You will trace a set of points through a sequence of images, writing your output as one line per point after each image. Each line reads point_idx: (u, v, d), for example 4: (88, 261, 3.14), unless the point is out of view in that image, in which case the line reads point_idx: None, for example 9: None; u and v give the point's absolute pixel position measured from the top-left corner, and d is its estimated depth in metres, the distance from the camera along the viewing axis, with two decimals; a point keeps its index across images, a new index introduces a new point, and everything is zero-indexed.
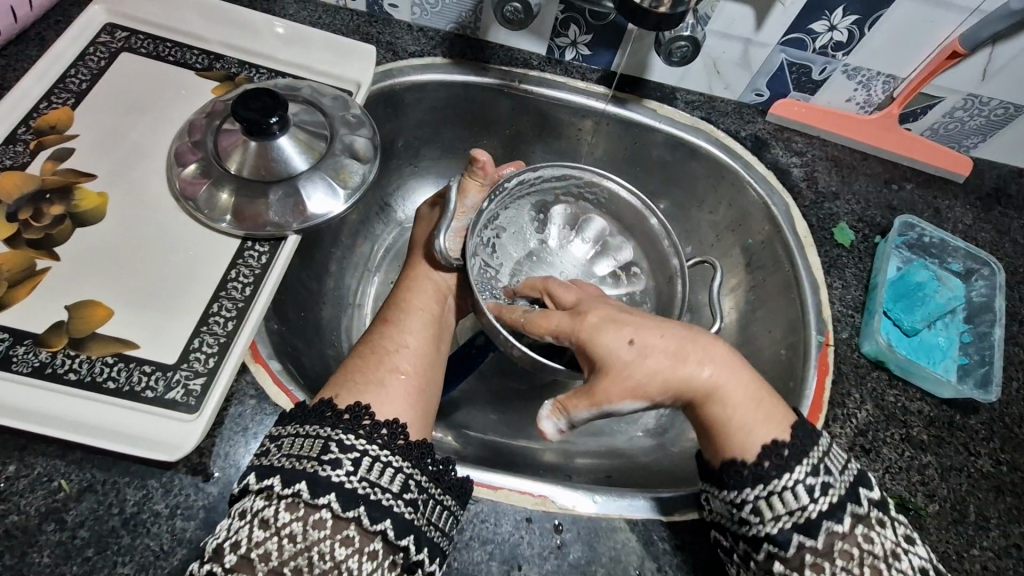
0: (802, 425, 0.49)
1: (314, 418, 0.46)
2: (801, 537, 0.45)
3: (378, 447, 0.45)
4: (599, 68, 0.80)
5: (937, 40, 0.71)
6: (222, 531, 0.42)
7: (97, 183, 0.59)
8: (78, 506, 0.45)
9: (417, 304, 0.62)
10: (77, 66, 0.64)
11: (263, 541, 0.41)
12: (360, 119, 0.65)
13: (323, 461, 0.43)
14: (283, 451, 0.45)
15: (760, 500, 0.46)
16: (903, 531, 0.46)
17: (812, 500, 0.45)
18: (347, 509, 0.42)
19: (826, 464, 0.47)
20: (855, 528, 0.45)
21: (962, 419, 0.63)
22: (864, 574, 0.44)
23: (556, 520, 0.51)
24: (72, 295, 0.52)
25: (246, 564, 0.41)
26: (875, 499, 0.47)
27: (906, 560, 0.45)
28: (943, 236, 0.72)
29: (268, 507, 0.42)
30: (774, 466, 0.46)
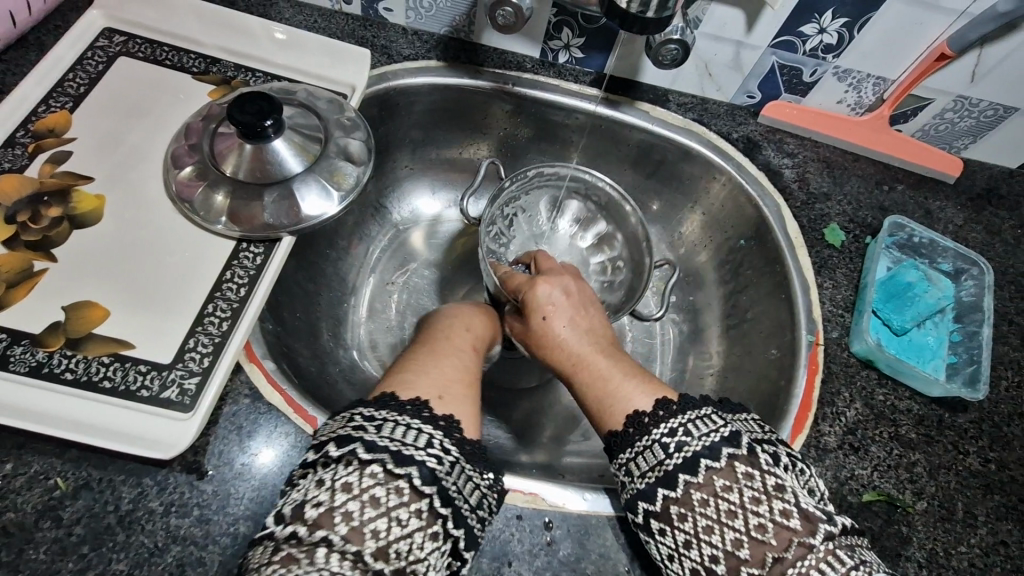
0: (685, 401, 0.52)
1: (412, 410, 0.47)
2: (664, 491, 0.48)
3: (467, 456, 0.46)
4: (592, 71, 0.81)
5: (926, 43, 0.71)
6: (301, 488, 0.43)
7: (95, 186, 0.59)
8: (74, 503, 0.46)
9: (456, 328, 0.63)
10: (75, 71, 0.65)
11: (373, 518, 0.41)
12: (354, 122, 0.66)
13: (430, 453, 0.44)
14: (385, 432, 0.44)
15: (631, 461, 0.50)
16: (772, 481, 0.46)
17: (668, 455, 0.48)
18: (443, 504, 0.43)
19: (688, 426, 0.49)
20: (710, 478, 0.47)
21: (950, 417, 0.64)
22: (718, 515, 0.46)
23: (546, 517, 0.52)
24: (69, 296, 0.53)
25: (357, 535, 0.41)
26: (740, 455, 0.47)
27: (766, 505, 0.45)
28: (933, 236, 0.72)
29: (350, 474, 0.42)
30: (649, 423, 0.51)
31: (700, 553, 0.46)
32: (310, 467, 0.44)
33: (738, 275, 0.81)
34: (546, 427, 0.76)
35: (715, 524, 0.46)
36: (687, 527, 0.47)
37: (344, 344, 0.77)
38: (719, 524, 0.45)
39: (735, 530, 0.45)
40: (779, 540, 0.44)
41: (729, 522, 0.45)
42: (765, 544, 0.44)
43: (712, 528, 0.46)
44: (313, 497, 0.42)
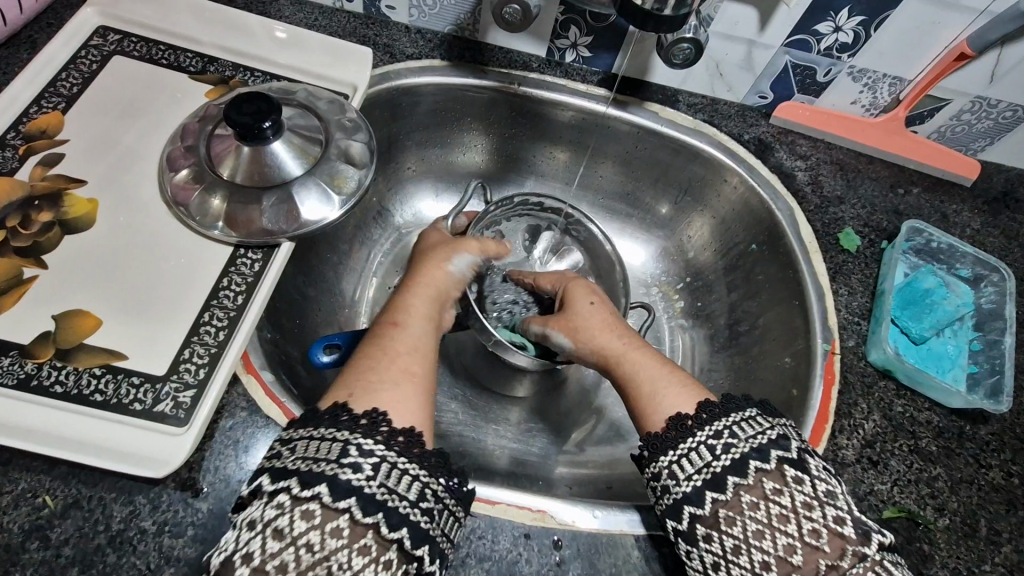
0: (727, 402, 0.50)
1: (330, 422, 0.45)
2: (712, 494, 0.46)
3: (395, 454, 0.44)
4: (600, 70, 0.79)
5: (945, 42, 0.69)
6: (228, 543, 0.40)
7: (87, 189, 0.57)
8: (62, 523, 0.44)
9: (420, 308, 0.60)
10: (68, 70, 0.63)
11: (280, 551, 0.39)
12: (356, 124, 0.64)
13: (344, 464, 0.42)
14: (298, 454, 0.43)
15: (674, 463, 0.48)
16: (823, 488, 0.45)
17: (715, 457, 0.47)
18: (365, 514, 0.40)
19: (734, 428, 0.48)
20: (759, 480, 0.45)
21: (971, 429, 0.62)
22: (770, 519, 0.44)
23: (555, 536, 0.50)
24: (60, 304, 0.51)
25: (260, 574, 0.38)
26: (790, 458, 0.46)
27: (819, 510, 0.44)
28: (951, 241, 0.70)
29: (281, 516, 0.40)
30: (694, 425, 0.49)
31: (748, 559, 0.44)
32: (239, 519, 0.42)
33: (750, 279, 0.79)
34: (552, 437, 0.74)
35: (767, 528, 0.44)
36: (735, 533, 0.45)
37: None
38: (771, 528, 0.44)
39: (789, 534, 0.43)
40: (833, 547, 0.43)
41: (781, 526, 0.44)
42: (818, 550, 0.43)
43: (762, 533, 0.44)
44: (223, 545, 0.41)
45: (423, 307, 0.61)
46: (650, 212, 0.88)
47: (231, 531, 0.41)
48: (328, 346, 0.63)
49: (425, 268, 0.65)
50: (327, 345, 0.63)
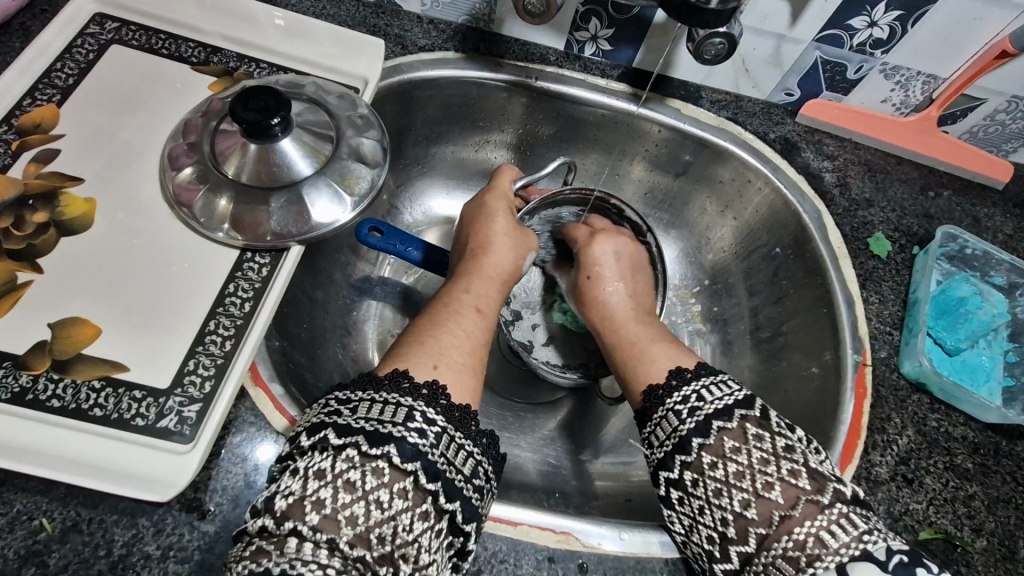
0: (699, 367, 0.49)
1: (390, 385, 0.43)
2: (680, 457, 0.45)
3: (456, 426, 0.43)
4: (620, 64, 0.75)
5: (984, 39, 0.66)
6: (292, 489, 0.39)
7: (84, 188, 0.54)
8: (61, 547, 0.41)
9: (492, 297, 0.58)
10: (63, 60, 0.60)
11: (350, 504, 0.38)
12: (367, 120, 0.60)
13: (410, 428, 0.41)
14: (361, 413, 0.41)
15: (650, 432, 0.48)
16: (783, 443, 0.44)
17: (683, 420, 0.46)
18: (429, 480, 0.40)
19: (701, 391, 0.47)
20: (720, 440, 0.44)
21: (1008, 446, 0.59)
22: (727, 478, 0.43)
23: (580, 560, 0.47)
24: (56, 312, 0.48)
25: (330, 523, 0.37)
26: (752, 416, 0.45)
27: (774, 465, 0.43)
28: (987, 248, 0.67)
29: (351, 471, 0.39)
30: (665, 392, 0.48)
31: (713, 517, 0.43)
32: (300, 467, 0.40)
33: (773, 284, 0.76)
34: (568, 447, 0.72)
35: (724, 486, 0.43)
36: (699, 493, 0.44)
37: (355, 357, 0.72)
38: (727, 485, 0.43)
39: (744, 490, 0.42)
40: (785, 498, 0.41)
41: (738, 483, 0.43)
42: (772, 503, 0.41)
43: (721, 491, 0.43)
44: (282, 489, 0.39)
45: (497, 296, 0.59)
46: (669, 212, 0.85)
47: (289, 478, 0.40)
48: (373, 228, 0.65)
49: (505, 247, 0.62)
50: (372, 227, 0.65)
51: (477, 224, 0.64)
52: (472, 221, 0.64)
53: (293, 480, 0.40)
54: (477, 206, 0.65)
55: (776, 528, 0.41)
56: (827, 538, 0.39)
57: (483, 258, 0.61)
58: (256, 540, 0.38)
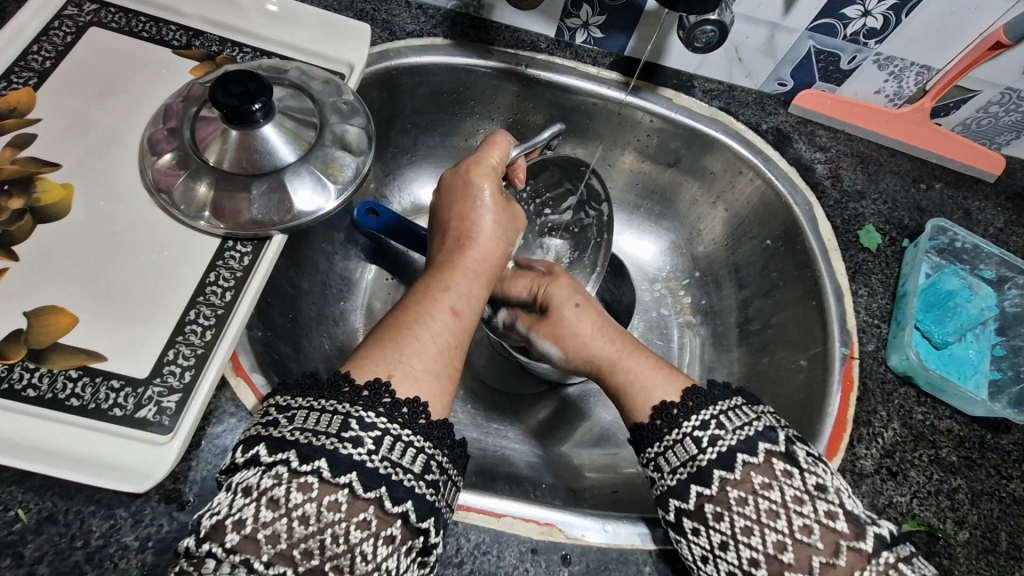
0: (692, 396, 0.48)
1: (330, 391, 0.42)
2: (698, 488, 0.45)
3: (401, 426, 0.41)
4: (612, 52, 0.74)
5: (978, 30, 0.65)
6: (221, 506, 0.38)
7: (61, 174, 0.53)
8: (36, 539, 0.41)
9: (470, 294, 0.56)
10: (40, 42, 0.58)
11: (271, 522, 0.37)
12: (352, 106, 0.59)
13: (344, 438, 0.39)
14: (296, 423, 0.40)
15: (660, 455, 0.47)
16: (813, 480, 0.44)
17: (701, 449, 0.46)
18: (367, 488, 0.38)
19: (720, 418, 0.46)
20: (747, 475, 0.44)
21: (993, 439, 0.59)
22: (758, 515, 0.43)
23: (563, 551, 0.47)
24: (31, 300, 0.47)
25: (251, 543, 0.37)
26: (778, 451, 0.45)
27: (810, 505, 0.43)
28: (977, 241, 0.67)
29: (278, 486, 0.38)
30: (680, 415, 0.47)
31: (737, 554, 0.43)
32: (233, 480, 0.39)
33: (763, 276, 0.76)
34: (556, 438, 0.72)
35: (756, 524, 0.43)
36: (722, 528, 0.44)
37: (341, 347, 0.71)
38: (759, 524, 0.43)
39: (779, 531, 0.42)
40: (826, 543, 0.42)
41: (770, 523, 0.43)
42: (810, 547, 0.42)
43: (750, 530, 0.43)
44: (213, 506, 0.39)
45: (477, 295, 0.56)
46: (661, 203, 0.85)
47: (223, 492, 0.39)
48: (370, 210, 0.74)
49: (489, 238, 0.60)
50: (368, 209, 0.74)
51: (458, 220, 0.60)
52: (458, 205, 0.61)
53: (224, 495, 0.39)
54: (464, 185, 0.61)
55: (818, 574, 0.41)
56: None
57: (462, 257, 0.58)
58: (184, 560, 0.38)
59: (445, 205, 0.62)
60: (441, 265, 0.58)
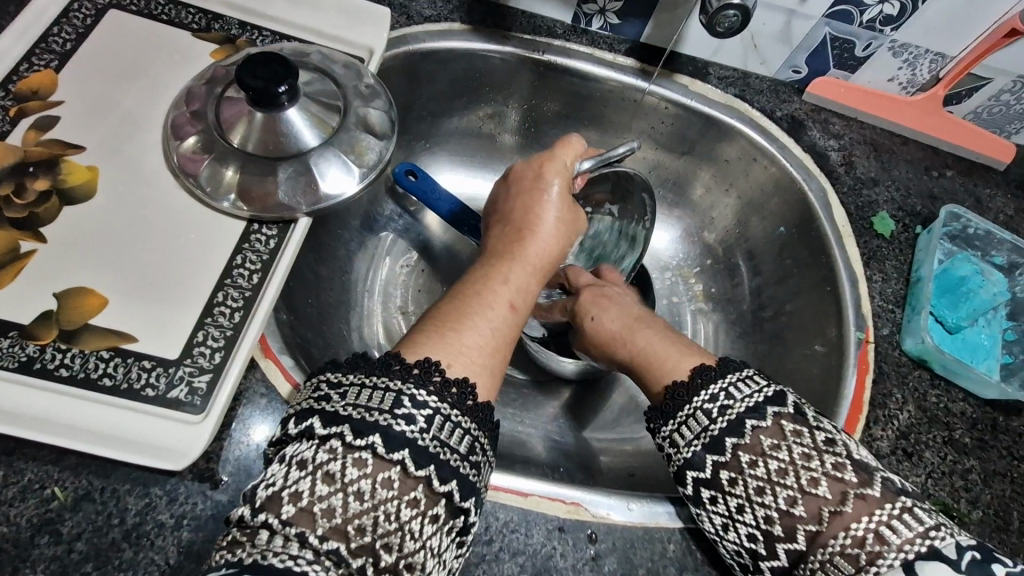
0: (724, 364, 0.49)
1: (381, 369, 0.43)
2: (712, 457, 0.45)
3: (449, 405, 0.43)
4: (629, 39, 0.74)
5: (994, 17, 0.65)
6: (275, 477, 0.39)
7: (86, 157, 0.53)
8: (74, 516, 0.41)
9: (527, 287, 0.57)
10: (60, 24, 0.58)
11: (328, 496, 0.38)
12: (374, 90, 0.59)
13: (397, 415, 0.40)
14: (349, 399, 0.41)
15: (675, 431, 0.48)
16: (823, 437, 0.44)
17: (711, 420, 0.46)
18: (418, 466, 0.39)
19: (729, 389, 0.47)
20: (757, 438, 0.44)
21: (1005, 421, 0.60)
22: (769, 475, 0.43)
23: (589, 530, 0.48)
24: (61, 281, 0.47)
25: (306, 516, 0.37)
26: (787, 413, 0.45)
27: (818, 460, 0.43)
28: (990, 227, 0.68)
29: (333, 461, 0.39)
30: (690, 391, 0.48)
31: (754, 516, 0.44)
32: (286, 454, 0.40)
33: (776, 263, 0.77)
34: (573, 423, 0.72)
35: (767, 483, 0.43)
36: (738, 493, 0.44)
37: (360, 332, 0.72)
38: (771, 483, 0.43)
39: (788, 487, 0.42)
40: (834, 493, 0.41)
41: (781, 481, 0.43)
42: (820, 499, 0.42)
43: (764, 490, 0.43)
44: (267, 478, 0.39)
45: (533, 288, 0.58)
46: (674, 191, 0.85)
47: (276, 465, 0.40)
48: (409, 173, 0.73)
49: (551, 231, 0.61)
50: (408, 171, 0.73)
51: (521, 211, 0.62)
52: (522, 195, 0.63)
53: (278, 468, 0.40)
54: (532, 176, 0.63)
55: (827, 525, 0.41)
56: (888, 533, 0.39)
57: (521, 250, 0.59)
58: (236, 531, 0.38)
59: (509, 195, 0.64)
60: (502, 253, 0.59)
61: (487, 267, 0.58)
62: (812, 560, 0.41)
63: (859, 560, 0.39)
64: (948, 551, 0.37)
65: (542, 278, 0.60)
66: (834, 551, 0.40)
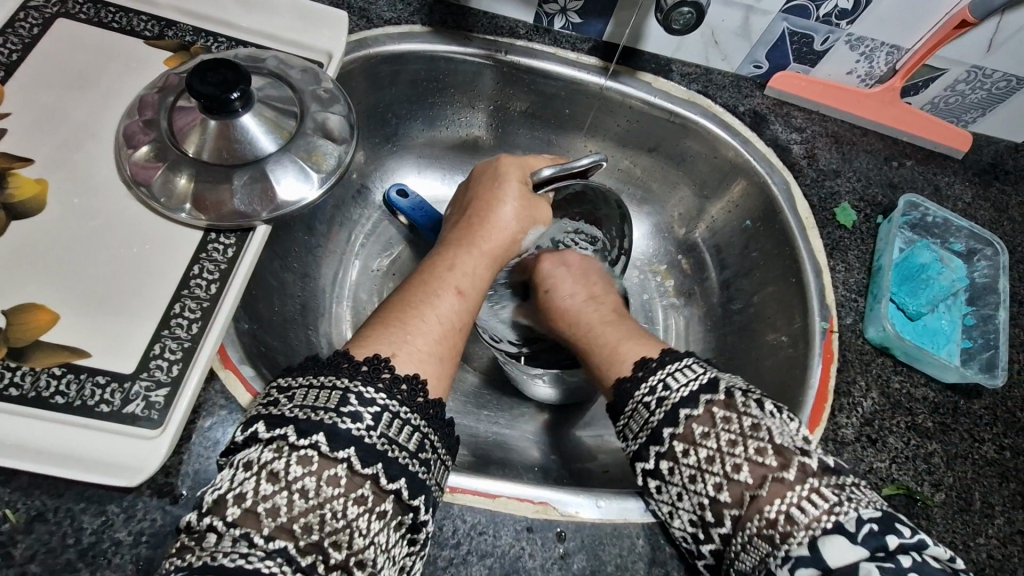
0: (665, 354, 0.50)
1: (330, 368, 0.43)
2: (655, 448, 0.46)
3: (398, 403, 0.42)
4: (591, 37, 0.74)
5: (945, 9, 0.67)
6: (222, 481, 0.39)
7: (35, 169, 0.52)
8: (27, 538, 0.40)
9: (480, 275, 0.57)
10: (5, 35, 0.57)
11: (271, 495, 0.37)
12: (333, 94, 0.59)
13: (343, 413, 0.40)
14: (297, 401, 0.41)
15: (626, 422, 0.49)
16: (749, 421, 0.44)
17: (653, 410, 0.47)
18: (364, 464, 0.39)
19: (666, 380, 0.48)
20: (689, 427, 0.45)
21: (965, 404, 0.62)
22: (700, 463, 0.44)
23: (558, 528, 0.48)
24: (9, 298, 0.46)
25: (252, 518, 0.37)
26: (718, 400, 0.45)
27: (742, 445, 0.43)
28: (947, 215, 0.70)
29: (278, 459, 0.38)
30: (634, 381, 0.49)
31: (691, 503, 0.45)
32: (236, 458, 0.40)
33: (743, 256, 0.77)
34: (548, 422, 0.72)
35: (698, 472, 0.44)
36: (676, 480, 0.46)
37: (329, 339, 0.71)
38: (701, 471, 0.44)
39: (715, 474, 0.43)
40: (753, 477, 0.42)
41: (709, 468, 0.44)
42: (741, 483, 0.42)
43: (696, 476, 0.44)
44: (216, 483, 0.39)
45: (483, 274, 0.58)
46: (642, 187, 0.85)
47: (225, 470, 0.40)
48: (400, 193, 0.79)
49: (513, 219, 0.62)
50: (400, 191, 0.79)
51: (478, 203, 0.63)
52: (484, 185, 0.64)
53: (227, 473, 0.40)
54: (494, 168, 0.64)
55: (747, 508, 0.42)
56: (797, 514, 0.40)
57: (471, 241, 0.60)
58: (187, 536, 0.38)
59: (472, 189, 0.65)
60: (455, 244, 0.60)
61: (439, 254, 0.59)
62: (738, 542, 0.42)
63: (773, 539, 0.40)
64: (849, 525, 0.38)
65: (493, 267, 0.60)
66: (752, 533, 0.41)
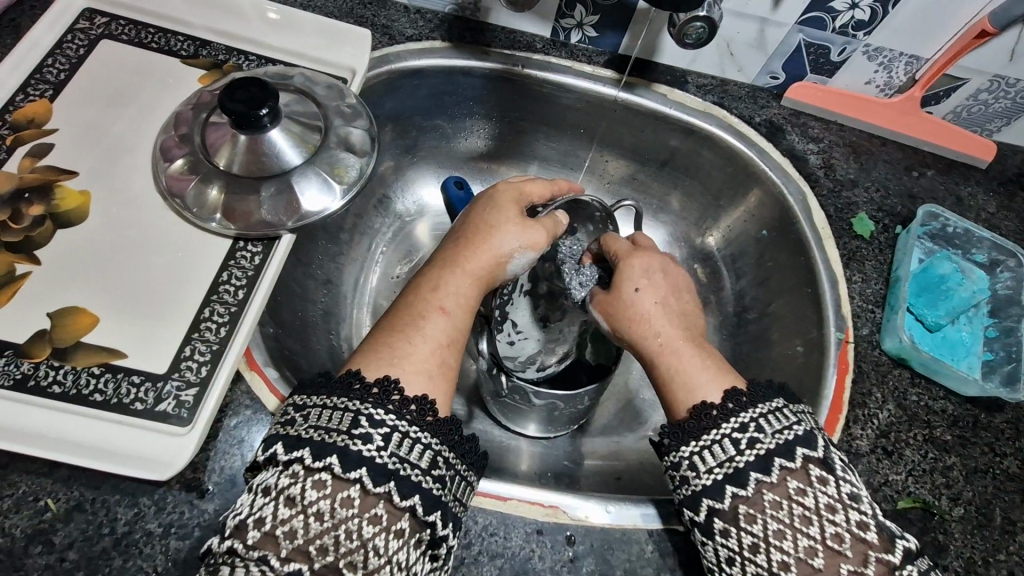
0: (755, 393, 0.49)
1: (342, 390, 0.44)
2: (733, 488, 0.45)
3: (408, 423, 0.43)
4: (607, 50, 0.76)
5: (964, 20, 0.66)
6: (243, 507, 0.41)
7: (78, 181, 0.55)
8: (65, 526, 0.43)
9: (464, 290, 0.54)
10: (54, 55, 0.61)
11: (289, 519, 0.39)
12: (356, 109, 0.61)
13: (354, 435, 0.42)
14: (311, 421, 0.43)
15: (694, 455, 0.47)
16: (848, 490, 0.45)
17: (739, 450, 0.46)
18: (377, 483, 0.41)
19: (760, 421, 0.47)
20: (785, 479, 0.44)
21: (987, 418, 0.61)
22: (792, 520, 0.43)
23: (567, 532, 0.49)
24: (53, 302, 0.50)
25: (270, 541, 0.39)
26: (815, 457, 0.46)
27: (843, 514, 0.43)
28: (968, 225, 0.68)
29: (295, 484, 0.40)
30: (718, 416, 0.47)
31: (766, 558, 0.43)
32: (254, 482, 0.42)
33: (759, 265, 0.77)
34: None
35: (789, 529, 0.43)
36: (755, 530, 0.44)
37: (348, 344, 0.73)
38: (793, 528, 0.43)
39: (810, 537, 0.43)
40: (856, 552, 0.43)
41: (804, 528, 0.43)
42: (841, 555, 0.42)
43: (783, 533, 0.43)
44: (237, 507, 0.41)
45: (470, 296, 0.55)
46: (657, 198, 0.86)
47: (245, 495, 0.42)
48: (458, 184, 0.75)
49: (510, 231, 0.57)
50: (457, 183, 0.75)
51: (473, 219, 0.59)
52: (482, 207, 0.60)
53: (247, 498, 0.42)
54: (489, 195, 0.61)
55: None
56: None
57: (454, 266, 0.56)
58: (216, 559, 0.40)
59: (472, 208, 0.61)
60: (442, 262, 0.57)
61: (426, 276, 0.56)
62: None
63: None
64: None
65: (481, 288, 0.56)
66: None
